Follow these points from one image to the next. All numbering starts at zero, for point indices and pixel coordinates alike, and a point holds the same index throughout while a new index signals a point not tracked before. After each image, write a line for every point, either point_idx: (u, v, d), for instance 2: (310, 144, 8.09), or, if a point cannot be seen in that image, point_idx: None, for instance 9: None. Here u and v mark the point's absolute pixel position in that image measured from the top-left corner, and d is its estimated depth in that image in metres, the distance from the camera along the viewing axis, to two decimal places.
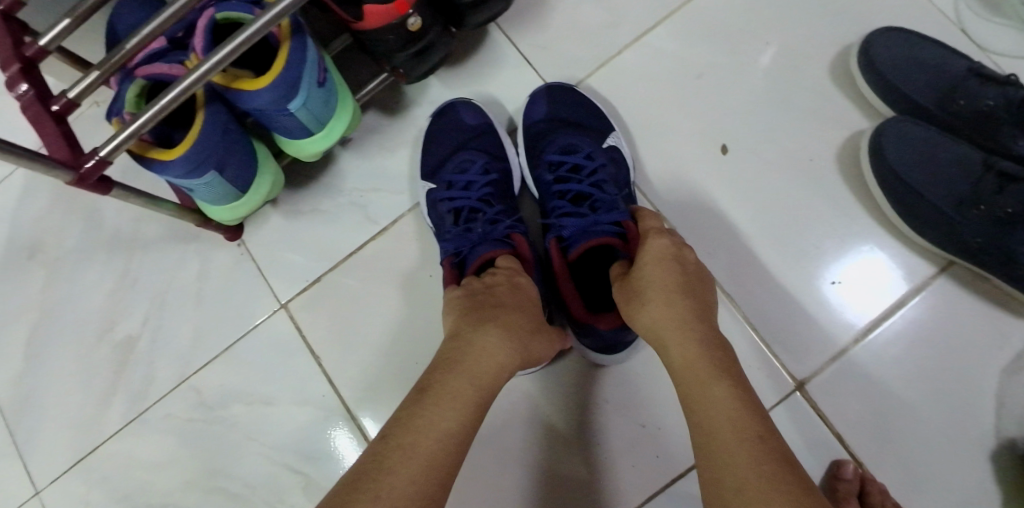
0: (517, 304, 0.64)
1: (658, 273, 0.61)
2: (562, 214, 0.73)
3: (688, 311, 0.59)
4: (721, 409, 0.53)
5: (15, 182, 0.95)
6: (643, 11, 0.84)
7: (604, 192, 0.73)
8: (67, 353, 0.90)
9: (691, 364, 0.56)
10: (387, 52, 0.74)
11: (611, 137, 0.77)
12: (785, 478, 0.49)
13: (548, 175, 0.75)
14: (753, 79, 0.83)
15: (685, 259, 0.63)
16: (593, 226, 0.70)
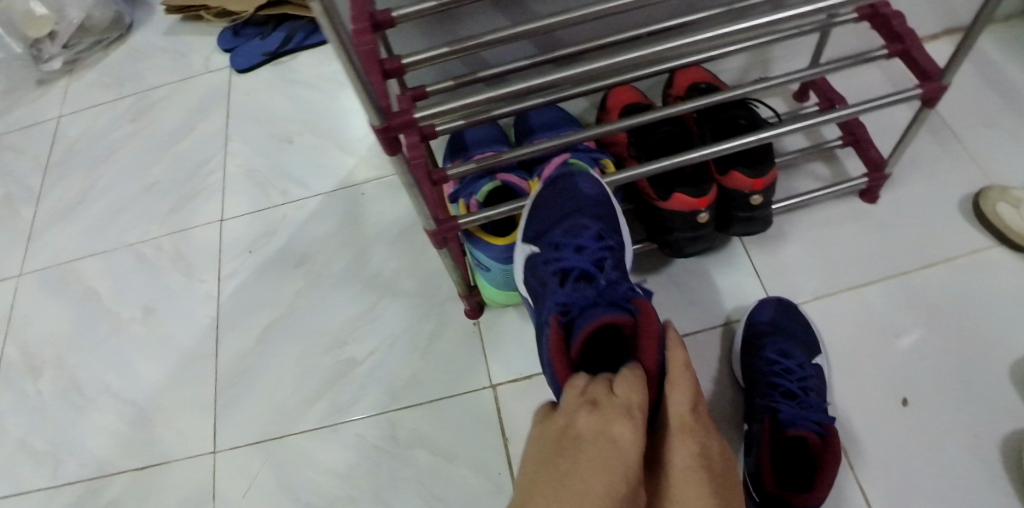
0: (601, 480, 0.60)
1: (688, 487, 0.64)
2: (773, 402, 0.85)
3: None
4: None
5: (312, 205, 1.19)
6: (859, 268, 1.02)
7: (810, 397, 0.85)
8: (297, 350, 1.07)
9: None
10: (668, 229, 0.92)
11: (818, 356, 0.91)
12: None
13: (764, 368, 0.88)
14: (943, 354, 0.96)
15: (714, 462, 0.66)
16: (801, 419, 0.82)
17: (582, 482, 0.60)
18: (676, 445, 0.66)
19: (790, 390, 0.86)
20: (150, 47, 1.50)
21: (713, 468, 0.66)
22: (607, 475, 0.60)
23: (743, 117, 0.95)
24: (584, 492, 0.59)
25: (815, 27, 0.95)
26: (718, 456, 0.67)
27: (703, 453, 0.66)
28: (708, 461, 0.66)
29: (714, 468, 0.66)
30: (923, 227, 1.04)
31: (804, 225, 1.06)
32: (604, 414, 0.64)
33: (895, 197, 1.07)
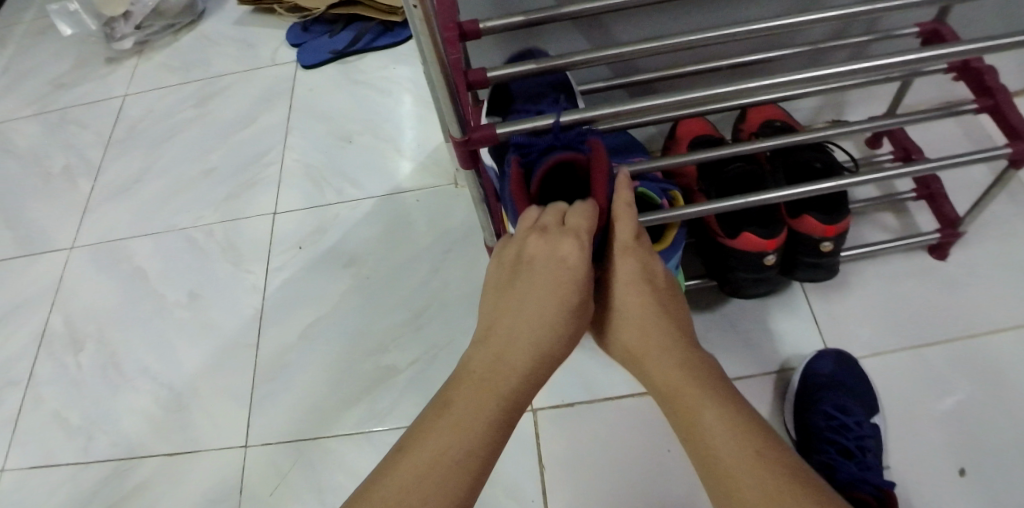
0: (546, 300, 0.66)
1: (627, 302, 0.69)
2: (830, 460, 0.85)
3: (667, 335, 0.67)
4: (704, 411, 0.61)
5: (366, 207, 1.18)
6: (926, 327, 0.98)
7: (867, 458, 0.84)
8: (338, 351, 1.06)
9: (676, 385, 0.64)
10: (731, 269, 0.90)
11: (877, 415, 0.88)
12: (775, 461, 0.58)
13: (821, 424, 0.87)
14: (1009, 427, 0.91)
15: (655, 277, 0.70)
16: (860, 481, 0.81)
17: (528, 304, 0.66)
18: (619, 264, 0.69)
19: (848, 449, 0.85)
20: (220, 36, 1.53)
21: (652, 283, 0.69)
22: (552, 296, 0.66)
23: (819, 161, 0.93)
24: (529, 316, 0.66)
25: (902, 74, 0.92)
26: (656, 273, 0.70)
27: (646, 271, 0.69)
28: (648, 277, 0.70)
29: (654, 285, 0.70)
30: (996, 291, 1.00)
31: (868, 276, 1.03)
32: (552, 234, 0.67)
33: (968, 256, 1.03)
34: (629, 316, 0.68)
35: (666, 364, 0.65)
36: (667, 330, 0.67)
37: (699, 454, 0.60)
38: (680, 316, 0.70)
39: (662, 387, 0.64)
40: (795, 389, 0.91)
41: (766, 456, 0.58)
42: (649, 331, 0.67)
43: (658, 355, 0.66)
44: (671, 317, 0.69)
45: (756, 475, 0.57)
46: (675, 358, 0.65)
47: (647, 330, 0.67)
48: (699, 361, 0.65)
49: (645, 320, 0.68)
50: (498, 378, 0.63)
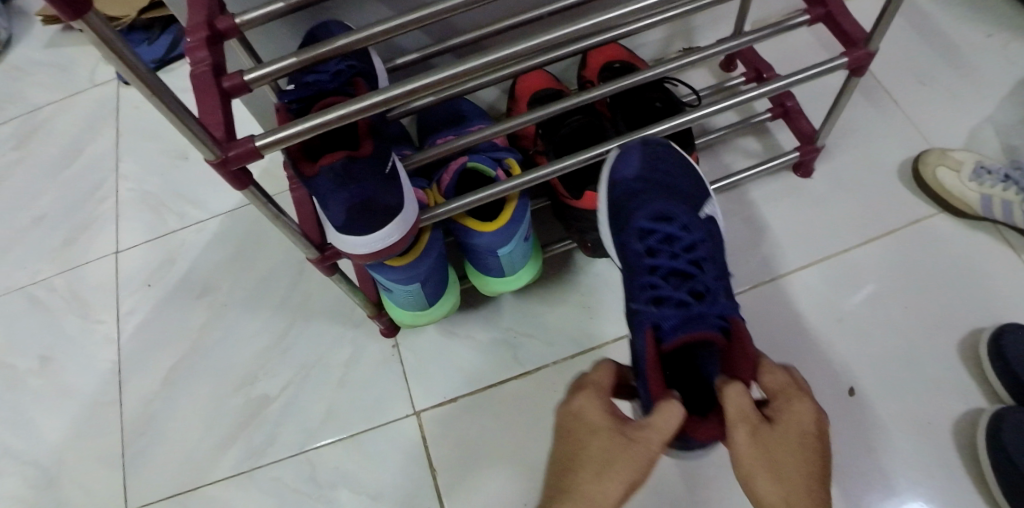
0: (621, 469, 0.55)
1: (787, 461, 0.55)
2: (659, 296, 0.70)
3: (801, 465, 0.56)
4: None
5: (212, 228, 1.09)
6: (796, 248, 0.96)
7: (704, 272, 0.72)
8: (205, 387, 0.98)
9: None
10: (584, 229, 0.84)
11: (707, 208, 0.78)
12: None
13: (641, 246, 0.74)
14: (886, 334, 0.90)
15: (822, 435, 0.58)
16: (698, 319, 0.67)
17: (590, 482, 0.55)
18: (781, 430, 0.56)
19: (677, 269, 0.72)
20: (29, 61, 1.36)
21: (813, 447, 0.57)
22: (611, 453, 0.55)
23: (659, 99, 0.86)
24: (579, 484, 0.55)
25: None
26: (823, 431, 0.58)
27: (804, 432, 0.57)
28: (804, 442, 0.56)
29: (812, 449, 0.56)
30: (860, 200, 0.98)
31: (738, 205, 0.99)
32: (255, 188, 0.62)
33: (831, 169, 1.01)
34: (785, 492, 0.55)
35: None
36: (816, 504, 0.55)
37: None
38: (788, 450, 0.56)
39: None
40: (607, 208, 0.77)
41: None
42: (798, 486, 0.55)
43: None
44: (808, 461, 0.56)
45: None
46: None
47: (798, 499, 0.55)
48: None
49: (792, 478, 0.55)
50: None
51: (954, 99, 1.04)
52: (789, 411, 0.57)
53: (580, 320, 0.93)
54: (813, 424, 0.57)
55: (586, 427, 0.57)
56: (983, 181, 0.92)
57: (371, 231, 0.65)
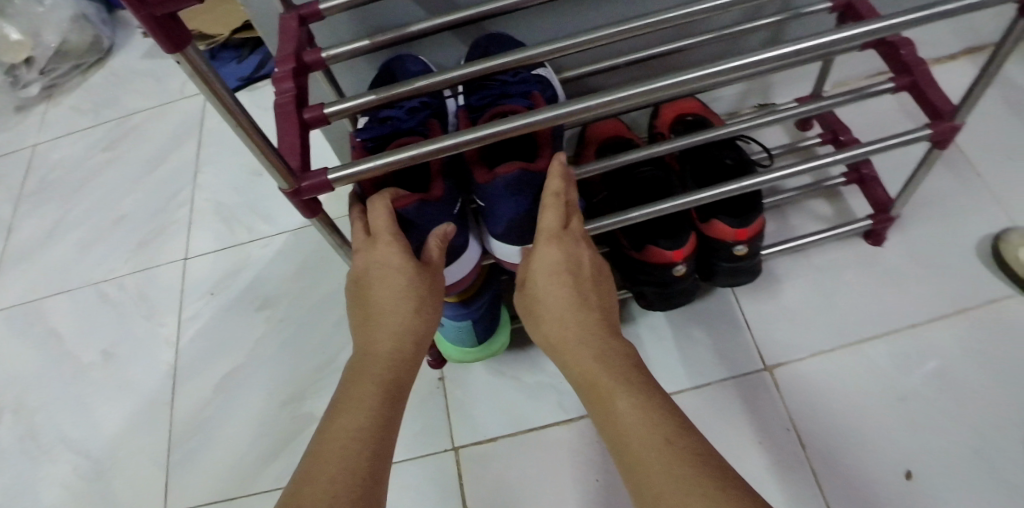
0: (426, 311, 0.63)
1: (550, 297, 0.64)
2: (479, 99, 0.72)
3: (562, 300, 0.64)
4: (613, 402, 0.57)
5: (277, 243, 1.13)
6: (862, 319, 0.92)
7: (517, 84, 0.72)
8: (255, 398, 1.01)
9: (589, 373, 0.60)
10: (642, 283, 0.83)
11: (540, 69, 0.77)
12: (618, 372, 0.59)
13: (476, 86, 0.74)
14: (953, 417, 0.85)
15: (577, 256, 0.66)
16: (504, 99, 0.70)
17: (403, 318, 0.62)
18: (540, 271, 0.65)
19: (497, 87, 0.72)
20: (129, 71, 1.45)
21: (565, 277, 0.64)
22: (407, 296, 0.62)
23: (730, 158, 0.86)
24: (385, 316, 0.62)
25: (820, 58, 0.81)
26: (576, 259, 0.65)
27: (564, 261, 0.65)
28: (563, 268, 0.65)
29: (567, 273, 0.64)
30: (937, 274, 0.94)
31: (804, 270, 0.96)
32: (428, 259, 0.65)
33: (906, 240, 0.97)
34: (554, 322, 0.63)
35: (593, 372, 0.60)
36: (591, 327, 0.62)
37: (604, 417, 0.58)
38: (547, 294, 0.64)
39: (580, 378, 0.61)
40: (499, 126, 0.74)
41: (684, 453, 0.53)
42: (574, 326, 0.62)
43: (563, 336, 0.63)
44: (563, 295, 0.64)
45: (684, 485, 0.51)
46: (604, 360, 0.60)
47: (569, 327, 0.62)
48: (606, 329, 0.63)
49: (563, 314, 0.63)
50: (364, 382, 0.60)
51: None
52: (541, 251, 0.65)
53: None
54: (560, 252, 0.65)
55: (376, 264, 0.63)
56: None
57: (451, 262, 0.70)
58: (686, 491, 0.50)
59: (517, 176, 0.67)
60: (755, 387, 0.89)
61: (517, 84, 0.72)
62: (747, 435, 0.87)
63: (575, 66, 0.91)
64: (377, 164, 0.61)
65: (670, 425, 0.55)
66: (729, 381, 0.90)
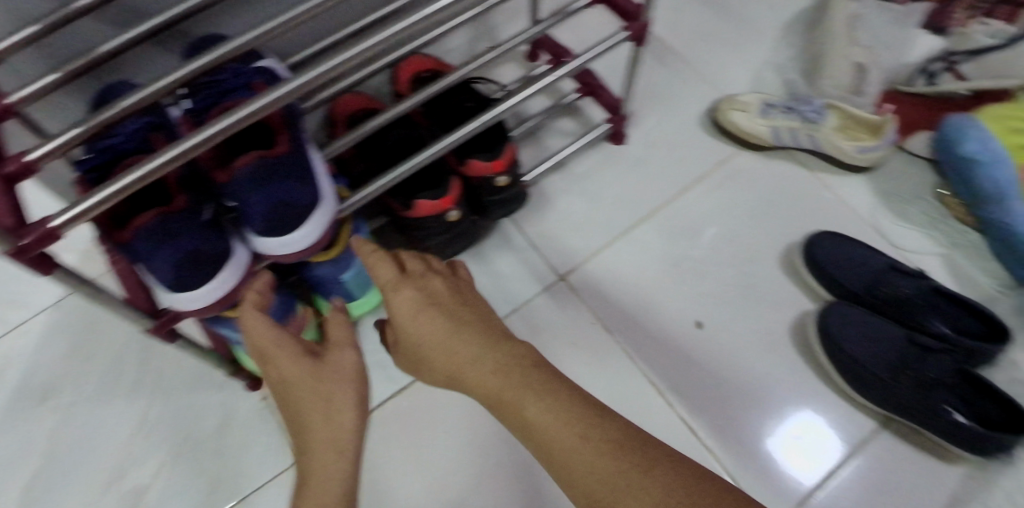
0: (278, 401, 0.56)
1: (425, 333, 0.65)
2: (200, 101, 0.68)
3: (437, 331, 0.64)
4: (528, 414, 0.60)
5: (33, 328, 1.00)
6: (628, 208, 1.01)
7: (236, 76, 0.69)
8: (65, 500, 0.90)
9: (493, 391, 0.62)
10: (424, 236, 0.87)
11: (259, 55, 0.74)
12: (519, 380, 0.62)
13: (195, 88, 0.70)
14: (718, 265, 0.98)
15: (429, 286, 0.67)
16: (226, 93, 0.67)
17: (350, 400, 0.70)
18: (404, 312, 0.66)
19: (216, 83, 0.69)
20: None
21: (430, 309, 0.65)
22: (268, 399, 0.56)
23: (469, 100, 0.90)
24: None
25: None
26: (428, 290, 0.67)
27: (422, 296, 0.66)
28: (425, 302, 0.66)
29: (432, 307, 0.66)
30: (675, 148, 1.05)
31: (567, 182, 1.03)
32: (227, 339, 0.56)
33: (642, 133, 1.06)
34: (439, 355, 0.65)
35: (497, 391, 0.62)
36: (475, 344, 0.64)
37: (523, 427, 0.61)
38: (420, 331, 0.65)
39: (487, 397, 0.63)
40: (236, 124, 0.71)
41: (611, 442, 0.57)
42: (460, 353, 0.64)
43: (456, 365, 0.64)
44: (437, 327, 0.65)
45: (624, 475, 0.55)
46: (502, 374, 0.62)
47: (456, 355, 0.64)
48: (492, 340, 0.65)
49: (444, 345, 0.64)
50: None
51: (733, 45, 1.13)
52: (396, 294, 0.66)
53: None
54: (414, 289, 0.66)
55: (274, 363, 0.72)
56: (771, 117, 1.01)
57: (207, 279, 0.66)
58: (625, 478, 0.55)
59: (255, 166, 0.66)
60: (558, 299, 0.95)
61: (236, 77, 0.69)
62: (562, 344, 0.93)
63: (293, 48, 0.89)
64: (102, 197, 0.57)
65: (583, 417, 0.59)
66: (534, 302, 0.95)
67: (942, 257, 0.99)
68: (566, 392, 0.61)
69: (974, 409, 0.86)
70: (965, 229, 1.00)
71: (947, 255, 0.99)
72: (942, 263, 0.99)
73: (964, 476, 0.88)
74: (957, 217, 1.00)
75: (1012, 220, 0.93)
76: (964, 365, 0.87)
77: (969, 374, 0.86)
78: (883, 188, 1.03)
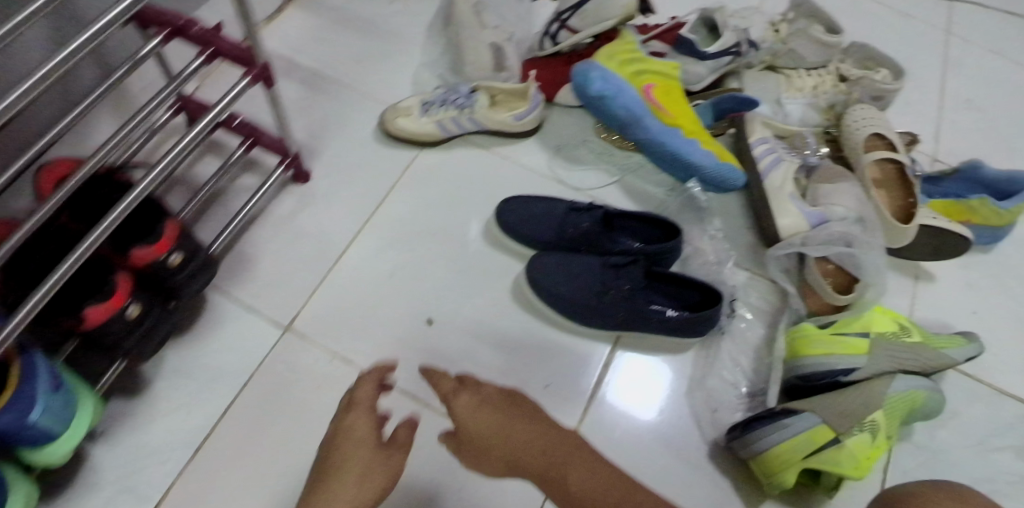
0: None
1: (475, 425, 0.73)
2: None
3: (492, 419, 0.73)
4: (583, 485, 0.69)
5: None
6: (333, 240, 1.04)
7: None
8: None
9: (542, 469, 0.70)
10: (114, 342, 0.84)
11: None
12: (566, 455, 0.70)
13: None
14: (433, 263, 1.03)
15: (486, 391, 0.76)
16: None
17: (352, 460, 0.70)
18: (461, 412, 0.74)
19: None
20: None
21: (493, 405, 0.74)
22: None
23: (112, 188, 0.86)
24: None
25: (130, 67, 0.85)
26: (490, 394, 0.75)
27: (481, 396, 0.75)
28: (490, 401, 0.74)
29: (494, 404, 0.74)
30: (361, 170, 1.10)
31: (267, 235, 1.04)
32: None
33: (325, 164, 1.10)
34: (494, 443, 0.71)
35: (546, 465, 0.70)
36: (530, 427, 0.72)
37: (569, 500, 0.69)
38: (478, 427, 0.73)
39: (536, 472, 0.70)
40: None
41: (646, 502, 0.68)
42: (518, 435, 0.71)
43: (503, 443, 0.71)
44: (501, 415, 0.73)
45: None
46: (546, 451, 0.70)
47: (512, 438, 0.71)
48: (544, 422, 0.74)
49: (501, 431, 0.72)
50: None
51: (387, 60, 1.20)
52: (458, 401, 0.75)
53: (184, 420, 0.93)
54: (474, 395, 0.75)
55: (352, 441, 0.72)
56: (431, 112, 1.08)
57: None
58: None
59: None
60: (291, 351, 0.97)
61: None
62: (307, 390, 0.95)
63: None
64: None
65: (622, 484, 0.70)
66: (267, 362, 0.96)
67: (618, 184, 1.11)
68: (612, 471, 0.70)
69: (679, 299, 0.98)
70: (627, 156, 1.13)
71: (622, 180, 1.12)
72: (618, 189, 1.11)
73: (692, 358, 0.99)
74: (618, 149, 1.13)
75: (647, 136, 1.03)
76: (652, 265, 0.97)
77: (657, 272, 0.97)
78: (551, 143, 1.14)
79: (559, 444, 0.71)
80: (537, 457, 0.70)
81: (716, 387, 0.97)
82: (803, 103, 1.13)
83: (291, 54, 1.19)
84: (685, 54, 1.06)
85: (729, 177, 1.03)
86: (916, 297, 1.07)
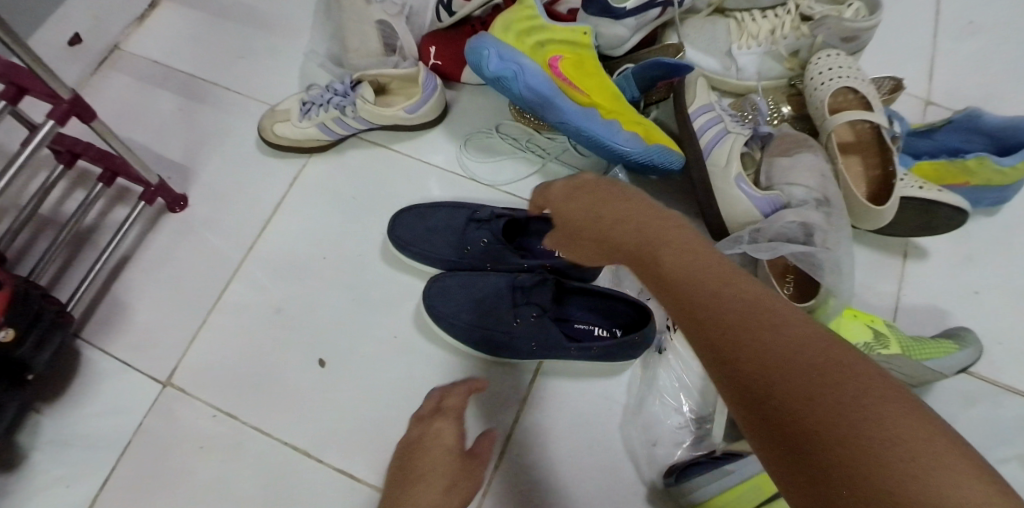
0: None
1: (603, 220, 0.55)
2: None
3: (592, 217, 0.56)
4: (701, 292, 0.47)
5: None
6: (214, 275, 0.92)
7: None
8: None
9: (664, 265, 0.50)
10: None
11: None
12: (695, 259, 0.50)
13: None
14: (326, 291, 0.90)
15: (590, 185, 0.59)
16: None
17: (434, 469, 0.65)
18: (565, 210, 0.58)
19: None
20: None
21: (601, 196, 0.57)
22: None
23: None
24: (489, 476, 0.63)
25: None
26: (581, 189, 0.58)
27: (571, 196, 0.58)
28: (594, 199, 0.57)
29: (603, 199, 0.57)
30: (245, 190, 0.97)
31: (143, 277, 0.93)
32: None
33: (205, 188, 0.97)
34: (600, 238, 0.56)
35: (654, 260, 0.51)
36: (630, 222, 0.54)
37: (694, 315, 0.47)
38: (604, 219, 0.56)
39: (659, 271, 0.50)
40: None
41: (786, 325, 0.44)
42: (628, 222, 0.54)
43: (622, 245, 0.54)
44: (608, 208, 0.56)
45: (813, 352, 0.42)
46: (661, 245, 0.51)
47: (620, 232, 0.54)
48: (661, 217, 0.54)
49: (622, 219, 0.55)
50: None
51: (272, 56, 1.05)
52: (557, 201, 0.59)
53: (56, 495, 0.82)
54: (571, 190, 0.59)
55: (437, 447, 0.67)
56: (311, 114, 0.92)
57: None
58: (815, 358, 0.42)
59: None
60: (171, 407, 0.85)
61: None
62: (187, 450, 0.84)
63: None
64: None
65: (752, 294, 0.47)
66: (147, 422, 0.85)
67: (539, 174, 0.95)
68: (741, 283, 0.48)
69: (603, 312, 0.83)
70: (550, 138, 0.95)
71: (543, 168, 0.95)
72: (539, 179, 0.95)
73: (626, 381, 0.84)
74: (537, 131, 0.96)
75: (561, 121, 0.84)
76: (564, 279, 0.82)
77: (571, 288, 0.82)
78: (459, 131, 0.98)
79: (671, 242, 0.51)
80: (670, 253, 0.51)
81: (658, 414, 0.82)
82: (757, 52, 0.93)
83: (167, 61, 1.06)
84: (593, 14, 0.86)
85: (662, 160, 0.86)
86: (904, 278, 0.88)
